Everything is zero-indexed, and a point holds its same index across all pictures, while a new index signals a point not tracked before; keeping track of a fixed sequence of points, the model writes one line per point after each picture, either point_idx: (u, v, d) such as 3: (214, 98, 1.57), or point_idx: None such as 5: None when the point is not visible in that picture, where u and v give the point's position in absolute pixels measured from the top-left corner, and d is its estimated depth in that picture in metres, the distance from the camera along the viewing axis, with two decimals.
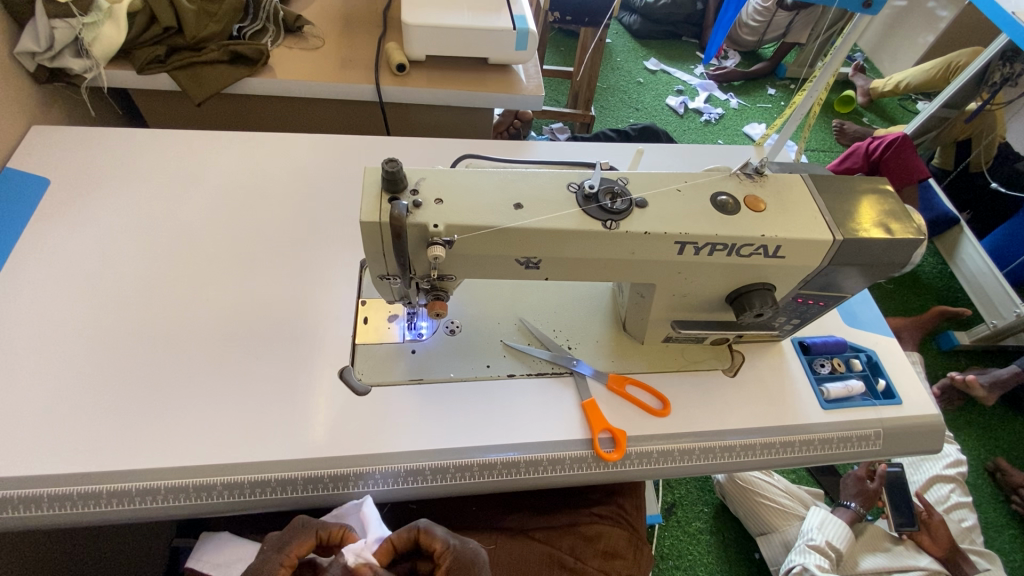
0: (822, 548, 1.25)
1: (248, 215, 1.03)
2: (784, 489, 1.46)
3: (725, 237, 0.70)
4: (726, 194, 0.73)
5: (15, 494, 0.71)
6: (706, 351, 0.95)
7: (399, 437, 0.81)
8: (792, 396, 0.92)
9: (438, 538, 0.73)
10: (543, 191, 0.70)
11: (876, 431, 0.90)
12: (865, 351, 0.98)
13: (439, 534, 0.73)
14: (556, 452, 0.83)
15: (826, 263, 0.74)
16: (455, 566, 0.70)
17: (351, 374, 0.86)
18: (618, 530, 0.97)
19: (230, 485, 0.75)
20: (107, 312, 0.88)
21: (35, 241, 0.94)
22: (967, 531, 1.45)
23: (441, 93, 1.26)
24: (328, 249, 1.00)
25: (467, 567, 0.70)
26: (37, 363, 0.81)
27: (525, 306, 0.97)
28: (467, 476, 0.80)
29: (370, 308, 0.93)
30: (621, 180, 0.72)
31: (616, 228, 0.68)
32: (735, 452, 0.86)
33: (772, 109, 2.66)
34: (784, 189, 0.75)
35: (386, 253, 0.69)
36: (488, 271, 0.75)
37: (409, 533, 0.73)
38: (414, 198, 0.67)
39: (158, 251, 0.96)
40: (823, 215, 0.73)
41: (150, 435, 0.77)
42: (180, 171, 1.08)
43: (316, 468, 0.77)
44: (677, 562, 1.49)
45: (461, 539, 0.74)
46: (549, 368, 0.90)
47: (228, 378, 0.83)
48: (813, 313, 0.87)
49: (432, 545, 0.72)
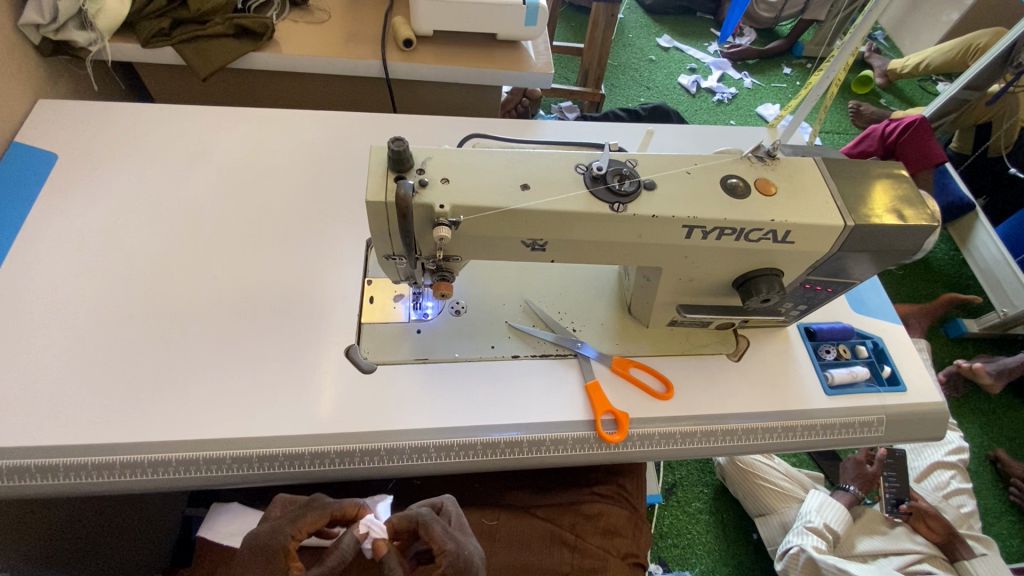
0: (819, 530, 1.28)
1: (254, 192, 1.03)
2: (783, 472, 1.48)
3: (734, 221, 0.69)
4: (737, 177, 0.72)
5: (31, 463, 0.73)
6: (711, 336, 0.95)
7: (405, 415, 0.82)
8: (796, 382, 0.92)
9: (436, 536, 0.71)
10: (551, 172, 0.69)
11: (879, 418, 0.90)
12: (872, 337, 0.98)
13: (439, 531, 0.71)
14: (558, 433, 0.83)
15: (837, 249, 0.73)
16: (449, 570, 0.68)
17: (358, 353, 0.87)
18: (619, 509, 0.98)
19: (239, 459, 0.77)
20: (115, 289, 0.88)
21: (46, 217, 0.95)
22: (966, 516, 1.46)
23: (450, 70, 1.24)
24: (334, 228, 1.00)
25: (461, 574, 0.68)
26: (49, 336, 0.82)
27: (531, 288, 0.97)
28: (471, 454, 0.81)
29: (376, 287, 0.93)
30: (630, 162, 0.71)
31: (624, 211, 0.67)
32: (737, 436, 0.86)
33: (787, 89, 2.60)
34: (796, 172, 0.74)
35: (391, 233, 0.69)
36: (494, 253, 0.74)
37: (409, 522, 0.73)
38: (420, 177, 0.66)
39: (164, 228, 0.96)
40: (835, 199, 0.72)
41: (160, 409, 0.78)
42: (185, 147, 1.08)
43: (322, 444, 0.79)
44: (676, 540, 1.52)
45: (459, 542, 0.71)
46: (553, 350, 0.91)
47: (236, 354, 0.84)
48: (821, 299, 0.86)
49: (429, 542, 0.71)
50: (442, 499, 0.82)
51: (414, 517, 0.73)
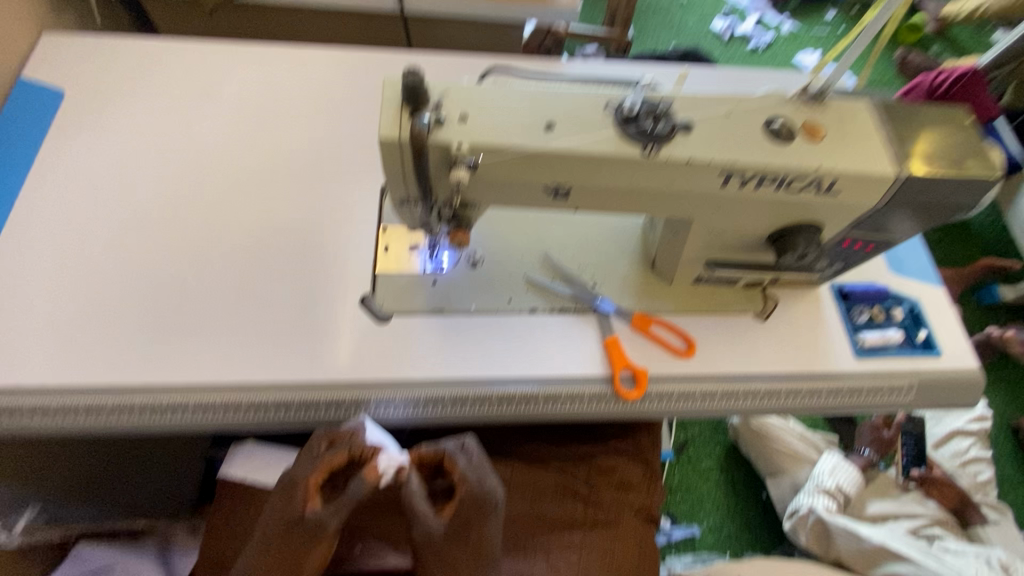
0: (830, 492, 1.27)
1: (265, 134, 0.99)
2: (798, 435, 1.46)
3: (775, 168, 0.63)
4: (781, 120, 0.66)
5: (52, 403, 0.74)
6: (738, 294, 0.91)
7: (420, 366, 0.81)
8: (825, 344, 0.88)
9: (457, 468, 0.69)
10: (578, 111, 0.64)
11: (909, 383, 0.86)
12: (908, 300, 0.93)
13: (462, 464, 0.70)
14: (574, 388, 0.82)
15: (886, 202, 0.67)
16: (469, 501, 0.68)
17: (372, 302, 0.84)
18: (634, 464, 0.98)
19: (255, 403, 0.77)
20: (127, 231, 0.87)
21: (55, 157, 0.92)
22: (981, 484, 1.43)
23: (468, 5, 1.16)
24: (347, 172, 0.96)
25: (478, 506, 0.69)
26: (64, 278, 0.82)
27: (551, 240, 0.93)
28: (486, 406, 0.80)
29: (390, 236, 0.90)
30: (665, 101, 0.65)
31: (656, 153, 0.62)
32: (759, 396, 0.85)
33: (829, 36, 2.42)
34: (846, 116, 0.68)
35: (406, 174, 0.65)
36: (514, 200, 0.70)
37: (433, 453, 0.71)
38: (437, 113, 0.62)
39: (174, 170, 0.94)
40: (888, 146, 0.66)
41: (176, 353, 0.78)
42: (193, 85, 1.03)
43: (337, 392, 0.78)
44: (684, 495, 1.54)
45: (481, 473, 0.70)
46: (572, 305, 0.88)
47: (249, 300, 0.83)
48: (859, 257, 0.80)
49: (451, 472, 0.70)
50: (462, 440, 0.74)
51: (440, 448, 0.72)
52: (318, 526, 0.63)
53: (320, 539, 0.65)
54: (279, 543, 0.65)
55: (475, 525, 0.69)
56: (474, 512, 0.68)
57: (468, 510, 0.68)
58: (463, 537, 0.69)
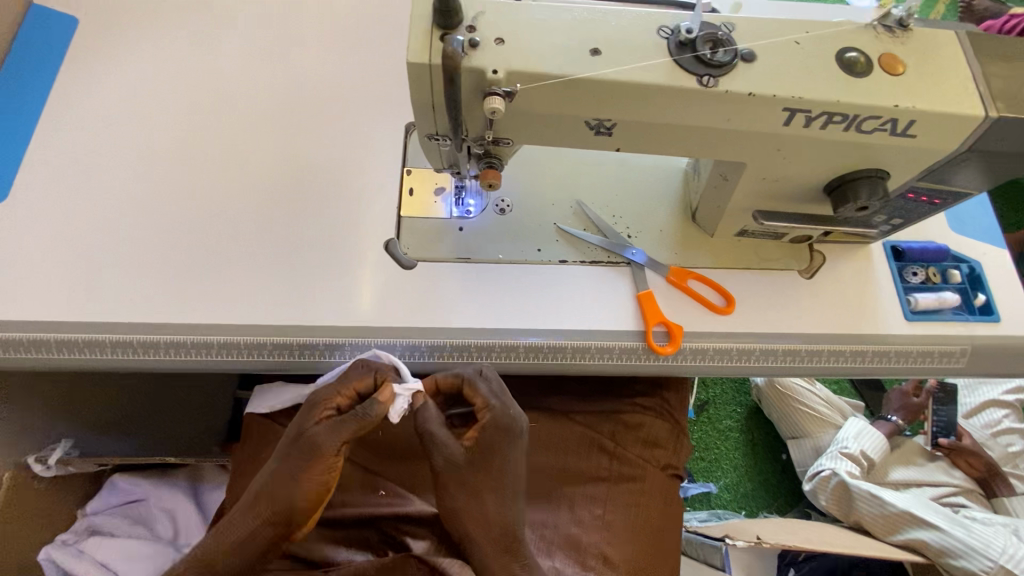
0: (854, 457, 1.25)
1: (284, 66, 0.94)
2: (824, 398, 1.43)
3: (846, 105, 0.57)
4: (856, 51, 0.59)
5: (80, 338, 0.74)
6: (783, 250, 0.85)
7: (446, 314, 0.78)
8: (873, 305, 0.82)
9: (479, 394, 0.69)
10: (627, 37, 0.58)
11: (963, 348, 0.81)
12: (969, 262, 0.86)
13: (484, 389, 0.69)
14: (605, 342, 0.78)
15: (967, 147, 0.60)
16: (492, 425, 0.67)
17: (397, 248, 0.82)
18: (660, 421, 0.96)
19: (280, 346, 0.76)
20: (147, 167, 0.84)
21: (72, 89, 0.89)
22: (1012, 456, 1.35)
23: None
24: (371, 109, 0.91)
25: (502, 431, 0.68)
26: (88, 213, 0.81)
27: (584, 188, 0.87)
28: (512, 357, 0.77)
29: (415, 178, 0.86)
30: (726, 27, 0.59)
31: (715, 85, 0.57)
32: (798, 357, 0.79)
33: None
34: (932, 47, 0.60)
35: (437, 106, 0.60)
36: (551, 138, 0.65)
37: (453, 380, 0.70)
38: (471, 36, 0.56)
39: (193, 103, 0.90)
40: (977, 82, 0.58)
41: (201, 293, 0.77)
42: (210, 13, 0.98)
43: (361, 338, 0.76)
44: (703, 454, 1.53)
45: (505, 399, 0.69)
46: (605, 257, 0.83)
47: (272, 241, 0.81)
48: (922, 212, 0.72)
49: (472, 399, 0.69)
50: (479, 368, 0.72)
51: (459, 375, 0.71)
52: (321, 443, 0.63)
53: (324, 455, 0.63)
54: (287, 458, 0.63)
55: (498, 455, 0.68)
56: (499, 438, 0.68)
57: (491, 437, 0.67)
58: (486, 468, 0.67)
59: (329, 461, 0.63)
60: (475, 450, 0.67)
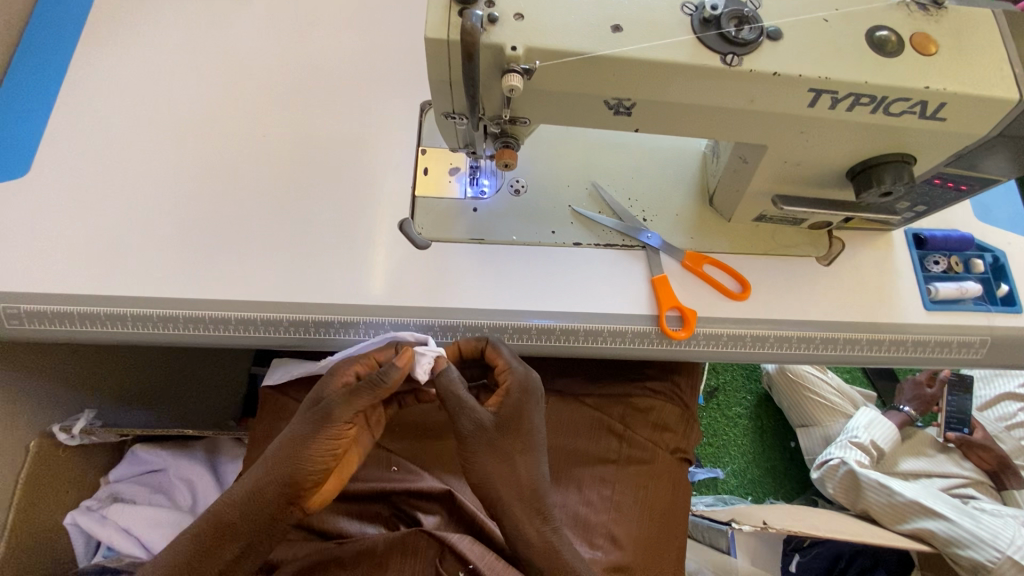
0: (864, 446, 1.24)
1: (300, 42, 0.93)
2: (836, 387, 1.43)
3: (875, 85, 0.55)
4: (887, 30, 0.57)
5: (102, 312, 0.75)
6: (801, 236, 0.84)
7: (459, 294, 0.79)
8: (892, 293, 0.81)
9: (502, 356, 0.71)
10: (649, 13, 0.57)
11: (982, 339, 0.79)
12: (993, 251, 0.84)
13: (505, 353, 0.71)
14: (618, 325, 0.78)
15: (998, 131, 0.59)
16: (516, 385, 0.69)
17: (411, 228, 0.82)
18: (671, 405, 0.96)
19: (295, 323, 0.77)
20: (165, 143, 0.85)
21: (90, 64, 0.90)
22: None
23: None
24: (387, 87, 0.90)
25: (524, 392, 0.69)
26: (107, 188, 0.82)
27: (600, 170, 0.87)
28: (525, 339, 0.78)
29: (430, 158, 0.86)
30: (751, 4, 0.58)
31: (738, 64, 0.55)
32: (814, 344, 0.79)
33: None
34: (967, 26, 0.58)
35: (454, 83, 0.59)
36: (569, 117, 0.64)
37: (475, 344, 0.72)
38: (490, 11, 0.55)
39: (209, 80, 0.90)
40: (1012, 64, 0.56)
41: (218, 268, 0.78)
42: None
43: (375, 316, 0.77)
44: (711, 439, 1.53)
45: (525, 363, 0.71)
46: (619, 240, 0.83)
47: (287, 218, 0.81)
48: (947, 200, 0.71)
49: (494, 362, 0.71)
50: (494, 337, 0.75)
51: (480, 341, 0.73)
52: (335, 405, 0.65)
53: (334, 420, 0.64)
54: (302, 422, 0.65)
55: (521, 420, 0.68)
56: (522, 400, 0.69)
57: (515, 400, 0.68)
58: (511, 433, 0.67)
59: (339, 427, 0.65)
60: (502, 411, 0.67)
